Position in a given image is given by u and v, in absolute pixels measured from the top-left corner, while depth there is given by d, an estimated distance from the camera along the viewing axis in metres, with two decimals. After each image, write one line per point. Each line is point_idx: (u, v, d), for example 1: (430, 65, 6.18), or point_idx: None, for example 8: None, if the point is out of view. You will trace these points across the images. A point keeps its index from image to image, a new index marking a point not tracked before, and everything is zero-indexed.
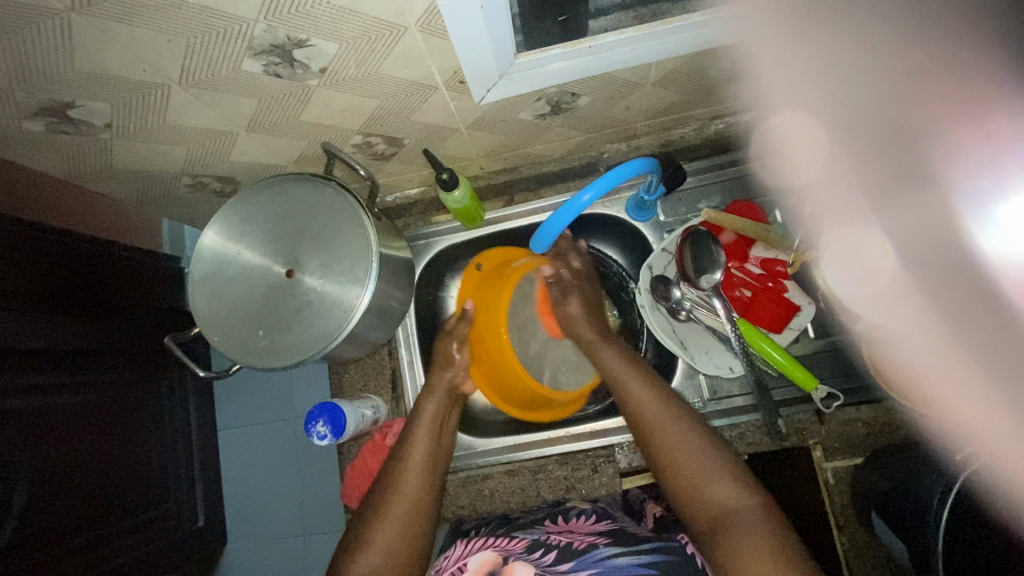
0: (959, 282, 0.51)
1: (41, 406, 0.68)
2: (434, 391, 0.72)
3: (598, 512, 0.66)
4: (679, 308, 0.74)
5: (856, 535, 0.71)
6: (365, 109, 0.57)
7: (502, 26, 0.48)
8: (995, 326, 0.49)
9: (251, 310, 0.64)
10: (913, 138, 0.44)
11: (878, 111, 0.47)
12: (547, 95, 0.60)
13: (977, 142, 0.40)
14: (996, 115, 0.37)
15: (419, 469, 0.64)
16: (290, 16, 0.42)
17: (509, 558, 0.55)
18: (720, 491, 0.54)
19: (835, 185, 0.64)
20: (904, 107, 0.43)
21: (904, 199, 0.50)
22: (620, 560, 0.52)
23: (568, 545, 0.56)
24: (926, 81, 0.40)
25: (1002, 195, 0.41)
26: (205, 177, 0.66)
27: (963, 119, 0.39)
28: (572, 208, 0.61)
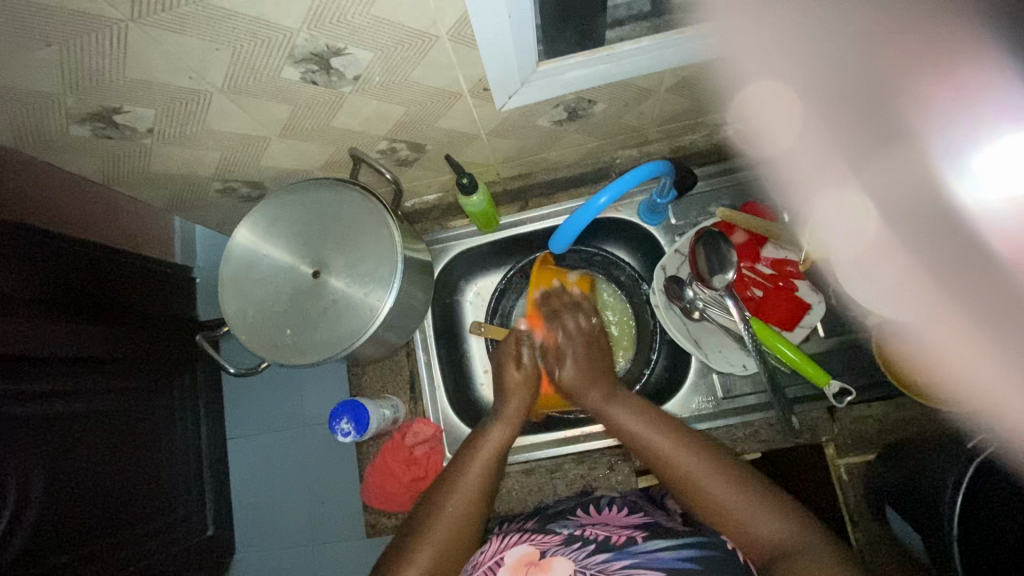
0: (943, 234, 0.52)
1: (61, 414, 0.70)
2: (506, 422, 0.72)
3: (630, 504, 0.67)
4: (692, 308, 0.76)
5: (871, 531, 0.71)
6: (392, 116, 0.59)
7: (527, 35, 0.51)
8: (983, 282, 0.50)
9: (279, 309, 0.66)
10: (886, 87, 0.45)
11: (850, 66, 0.47)
12: (565, 102, 0.63)
13: (949, 93, 0.40)
14: (964, 67, 0.38)
15: (475, 477, 0.64)
16: (331, 25, 0.44)
17: (547, 551, 0.56)
18: (766, 528, 0.53)
19: (820, 151, 0.65)
20: (876, 62, 0.44)
21: (887, 155, 0.52)
22: (661, 553, 0.52)
23: (607, 539, 0.56)
24: (901, 42, 0.41)
25: (975, 145, 0.42)
26: (234, 181, 0.68)
27: (933, 72, 0.40)
28: (589, 210, 0.64)
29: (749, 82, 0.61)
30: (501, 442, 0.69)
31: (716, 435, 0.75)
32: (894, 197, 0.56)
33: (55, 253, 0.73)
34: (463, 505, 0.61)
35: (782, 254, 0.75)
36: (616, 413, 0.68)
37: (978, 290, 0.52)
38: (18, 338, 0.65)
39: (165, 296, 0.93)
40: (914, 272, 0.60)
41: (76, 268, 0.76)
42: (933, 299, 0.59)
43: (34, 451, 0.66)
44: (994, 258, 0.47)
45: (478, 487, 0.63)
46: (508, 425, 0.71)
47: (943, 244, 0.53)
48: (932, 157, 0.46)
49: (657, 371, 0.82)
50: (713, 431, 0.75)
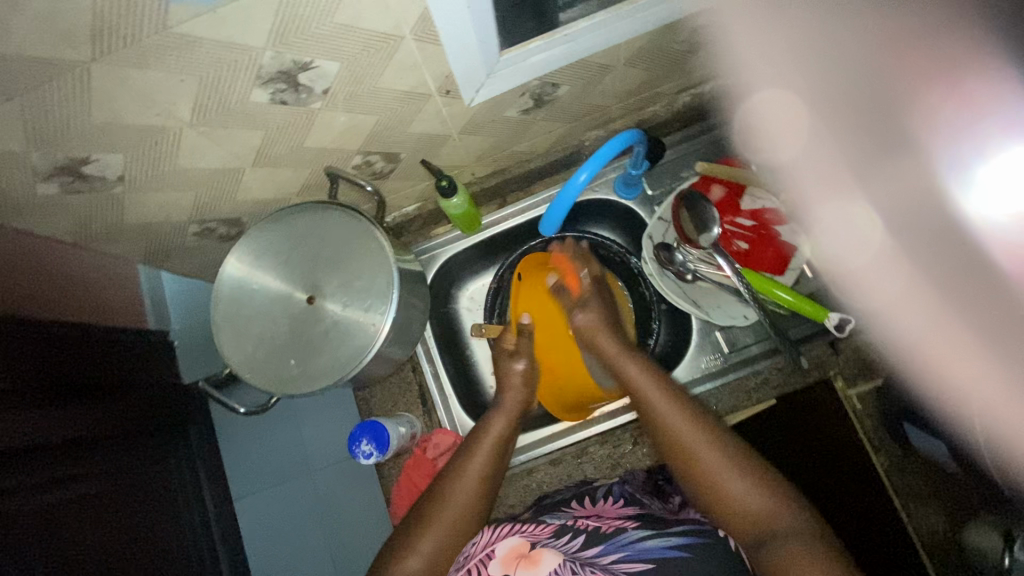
0: (941, 250, 0.50)
1: (51, 502, 0.66)
2: (502, 414, 0.71)
3: (625, 495, 0.66)
4: (685, 271, 0.76)
5: (893, 453, 0.73)
6: (364, 127, 0.59)
7: (487, 25, 0.52)
8: (981, 291, 0.46)
9: (278, 341, 0.64)
10: (897, 100, 0.48)
11: (863, 78, 0.52)
12: (530, 89, 0.64)
13: (958, 107, 0.43)
14: (971, 79, 0.42)
15: (468, 492, 0.62)
16: (295, 40, 0.45)
17: (538, 542, 0.55)
18: (734, 486, 0.54)
19: (832, 158, 0.64)
20: (884, 74, 0.49)
21: (901, 163, 0.50)
22: (648, 543, 0.52)
23: (596, 529, 0.56)
24: (909, 51, 0.47)
25: (982, 159, 0.42)
26: (212, 222, 0.67)
27: (942, 82, 0.44)
28: (570, 189, 0.65)
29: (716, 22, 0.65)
30: (503, 435, 0.69)
31: (730, 389, 0.77)
32: (910, 208, 0.52)
33: (51, 332, 0.73)
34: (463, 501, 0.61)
35: (760, 205, 0.78)
36: (629, 367, 0.67)
37: (989, 302, 0.45)
38: (19, 426, 0.65)
39: (147, 370, 0.88)
40: (919, 289, 0.56)
41: (71, 351, 0.76)
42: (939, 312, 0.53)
43: (38, 543, 0.62)
44: (996, 271, 0.43)
45: (472, 494, 0.62)
46: (508, 417, 0.71)
47: (956, 254, 0.47)
48: (938, 173, 0.46)
49: (663, 339, 0.84)
50: (727, 386, 0.77)
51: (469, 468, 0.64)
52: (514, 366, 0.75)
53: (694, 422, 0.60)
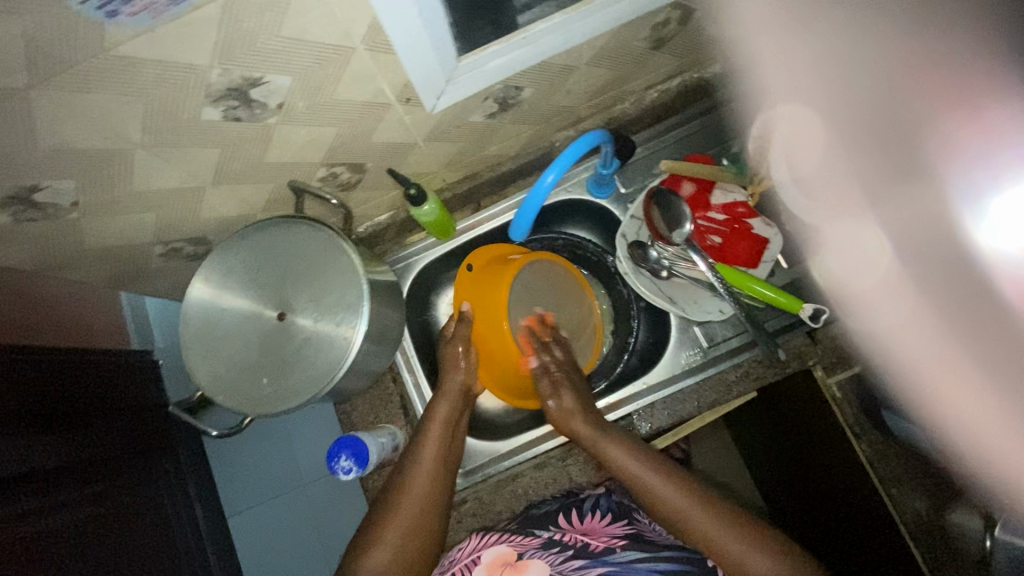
0: (956, 278, 0.53)
1: (35, 533, 0.62)
2: (446, 397, 0.74)
3: (613, 508, 0.73)
4: (660, 267, 0.78)
5: (874, 439, 0.73)
6: (325, 139, 0.58)
7: (441, 31, 0.51)
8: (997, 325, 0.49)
9: (249, 359, 0.63)
10: (916, 130, 0.53)
11: (884, 103, 0.57)
12: (493, 93, 0.64)
13: (975, 136, 0.48)
14: (989, 110, 0.47)
15: (424, 484, 0.67)
16: (243, 56, 0.44)
17: (525, 553, 0.65)
18: (756, 563, 0.57)
19: (846, 180, 0.65)
20: (902, 96, 0.54)
21: (905, 193, 0.56)
22: (638, 565, 0.62)
23: (584, 545, 0.66)
24: (923, 76, 0.52)
25: (997, 189, 0.46)
26: (177, 242, 0.66)
27: (963, 112, 0.49)
28: (539, 192, 0.64)
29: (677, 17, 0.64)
30: (452, 412, 0.73)
31: (711, 383, 0.77)
32: (910, 234, 0.57)
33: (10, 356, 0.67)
34: (421, 487, 0.66)
35: (732, 198, 0.78)
36: (615, 454, 0.68)
37: (994, 331, 0.50)
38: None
39: (117, 389, 0.84)
40: (925, 318, 0.59)
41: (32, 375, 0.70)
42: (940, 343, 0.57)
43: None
44: (998, 299, 0.48)
45: (427, 484, 0.67)
46: (454, 402, 0.74)
47: (959, 285, 0.52)
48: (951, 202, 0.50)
49: (643, 336, 0.86)
50: (707, 381, 0.77)
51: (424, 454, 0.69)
52: (460, 355, 0.76)
53: (689, 495, 0.62)
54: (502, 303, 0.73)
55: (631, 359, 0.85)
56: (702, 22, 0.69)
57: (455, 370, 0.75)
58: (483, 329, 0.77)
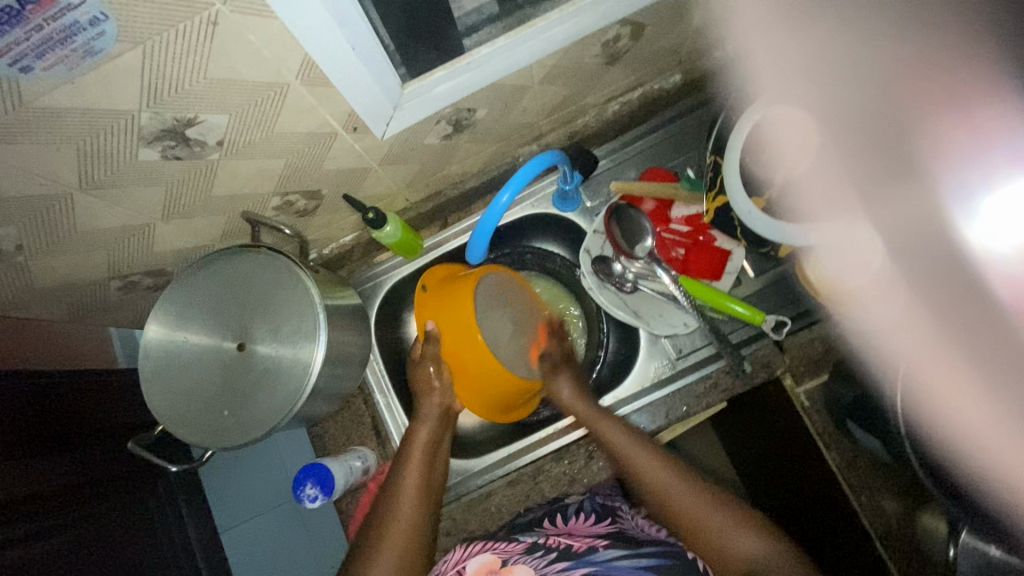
0: (947, 276, 0.54)
1: (41, 553, 0.55)
2: (425, 420, 0.74)
3: (597, 508, 0.69)
4: (624, 281, 0.78)
5: (843, 448, 0.73)
6: (273, 170, 0.58)
7: (378, 61, 0.51)
8: (984, 321, 0.49)
9: (210, 392, 0.63)
10: (907, 130, 0.53)
11: (881, 107, 0.54)
12: (445, 116, 0.63)
13: (967, 138, 0.48)
14: (981, 112, 0.47)
15: (408, 512, 0.65)
16: (171, 99, 0.43)
17: (509, 559, 0.59)
18: (739, 544, 0.56)
19: (833, 184, 0.60)
20: (899, 101, 0.52)
21: (901, 193, 0.55)
22: (620, 564, 0.55)
23: (568, 547, 0.59)
24: (924, 81, 0.50)
25: (989, 189, 0.47)
26: (135, 275, 0.66)
27: (955, 115, 0.48)
28: (494, 211, 0.63)
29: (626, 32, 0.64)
30: (432, 436, 0.73)
31: (681, 396, 0.77)
32: (907, 233, 0.57)
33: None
34: (411, 508, 0.65)
35: (693, 209, 0.79)
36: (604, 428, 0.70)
37: (986, 326, 0.49)
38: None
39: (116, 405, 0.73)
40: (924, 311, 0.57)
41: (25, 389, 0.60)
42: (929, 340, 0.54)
43: None
44: (991, 298, 0.48)
45: (411, 513, 0.65)
46: (436, 422, 0.75)
47: (955, 280, 0.52)
48: (946, 205, 0.51)
49: (614, 349, 0.85)
50: (677, 393, 0.77)
51: (405, 483, 0.67)
52: (432, 376, 0.76)
53: (670, 467, 0.64)
54: (468, 313, 0.69)
55: (602, 371, 0.84)
56: (655, 35, 0.68)
57: (432, 389, 0.75)
58: (454, 346, 0.72)
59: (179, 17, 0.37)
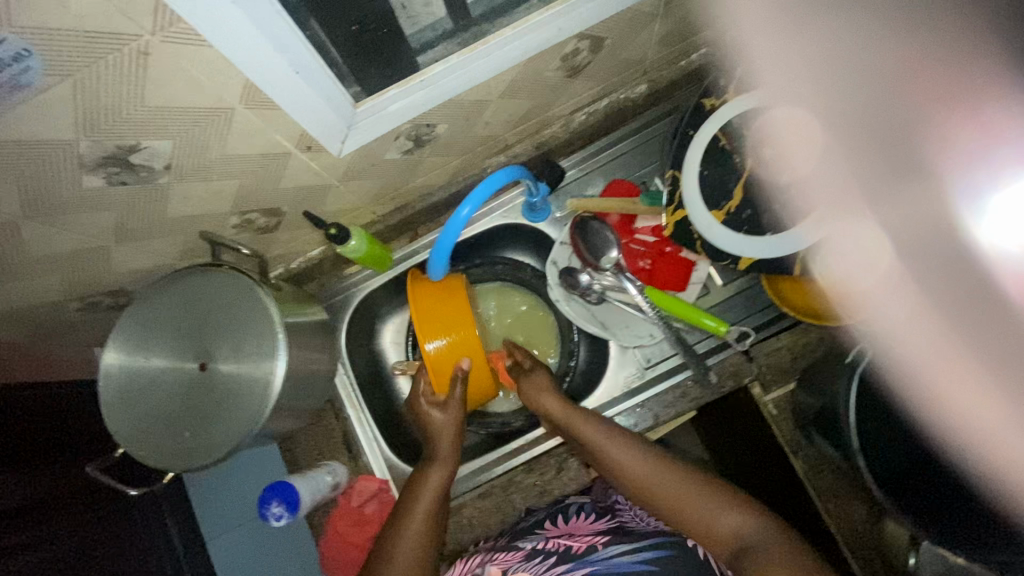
0: (952, 275, 0.55)
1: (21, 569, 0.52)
2: (443, 464, 0.70)
3: (596, 508, 0.71)
4: (590, 292, 0.78)
5: (809, 455, 0.74)
6: (228, 191, 0.57)
7: (324, 80, 0.50)
8: (991, 314, 0.52)
9: (171, 413, 0.63)
10: (913, 129, 0.57)
11: (883, 106, 0.59)
12: (404, 132, 0.62)
13: (976, 137, 0.51)
14: (986, 108, 0.50)
15: (411, 544, 0.63)
16: (109, 128, 0.43)
17: (510, 568, 0.60)
18: (728, 523, 0.57)
19: (836, 180, 0.63)
20: (904, 100, 0.57)
21: (905, 190, 0.58)
22: (621, 559, 0.57)
23: (567, 550, 0.61)
24: (927, 79, 0.54)
25: (995, 186, 0.51)
26: (95, 296, 0.65)
27: (961, 113, 0.52)
28: (456, 224, 0.63)
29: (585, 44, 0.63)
30: (443, 483, 0.69)
31: (649, 407, 0.77)
32: (908, 231, 0.59)
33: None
34: (415, 538, 0.64)
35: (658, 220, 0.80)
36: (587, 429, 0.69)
37: (991, 319, 0.52)
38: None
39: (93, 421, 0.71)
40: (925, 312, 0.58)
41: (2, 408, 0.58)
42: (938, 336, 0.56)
43: None
44: (996, 291, 0.52)
45: (416, 547, 0.63)
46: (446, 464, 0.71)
47: (958, 278, 0.55)
48: (951, 201, 0.54)
49: (584, 358, 0.85)
50: (645, 404, 0.77)
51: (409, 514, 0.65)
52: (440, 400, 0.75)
53: (659, 463, 0.64)
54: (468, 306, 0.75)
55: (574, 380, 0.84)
56: (615, 47, 0.68)
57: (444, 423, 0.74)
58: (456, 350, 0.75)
59: (108, 50, 0.37)
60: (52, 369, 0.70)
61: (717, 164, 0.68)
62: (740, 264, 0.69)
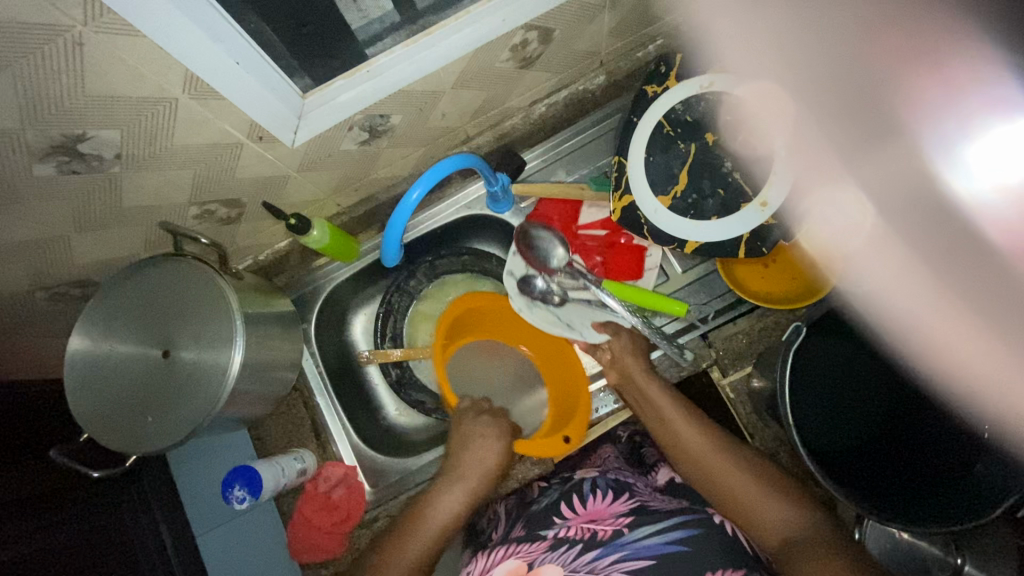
0: (935, 223, 0.62)
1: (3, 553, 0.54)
2: (466, 483, 0.71)
3: (611, 484, 0.68)
4: (551, 295, 0.78)
5: (766, 437, 0.76)
6: (183, 181, 0.59)
7: (264, 69, 0.52)
8: (981, 255, 0.57)
9: (134, 399, 0.64)
10: (886, 93, 0.64)
11: (845, 75, 0.67)
12: (357, 123, 0.63)
13: (939, 86, 0.59)
14: (954, 62, 0.57)
15: (435, 536, 0.67)
16: (53, 117, 0.45)
17: (535, 560, 0.59)
18: (771, 513, 0.62)
19: (813, 148, 0.68)
20: (875, 63, 0.64)
21: (879, 151, 0.67)
22: (648, 540, 0.57)
23: (593, 536, 0.60)
24: (893, 39, 0.62)
25: (966, 137, 0.57)
26: (62, 286, 0.67)
27: (928, 70, 0.60)
28: (405, 208, 0.65)
29: (533, 33, 0.64)
30: (456, 505, 0.69)
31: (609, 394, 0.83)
32: (890, 190, 0.66)
33: None
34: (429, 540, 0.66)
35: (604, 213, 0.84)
36: (661, 399, 0.71)
37: (978, 263, 0.57)
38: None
39: (61, 412, 0.73)
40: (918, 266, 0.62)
41: None
42: (927, 288, 0.61)
43: None
44: (983, 237, 0.57)
45: (428, 544, 0.66)
46: (464, 488, 0.71)
47: (939, 227, 0.61)
48: (932, 154, 0.61)
49: None
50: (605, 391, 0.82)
51: (440, 508, 0.69)
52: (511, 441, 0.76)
53: (719, 447, 0.67)
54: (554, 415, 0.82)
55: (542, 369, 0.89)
56: (566, 38, 0.69)
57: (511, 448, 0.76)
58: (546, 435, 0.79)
59: (42, 41, 0.39)
60: (37, 362, 0.73)
61: (663, 149, 0.73)
62: (685, 247, 0.73)
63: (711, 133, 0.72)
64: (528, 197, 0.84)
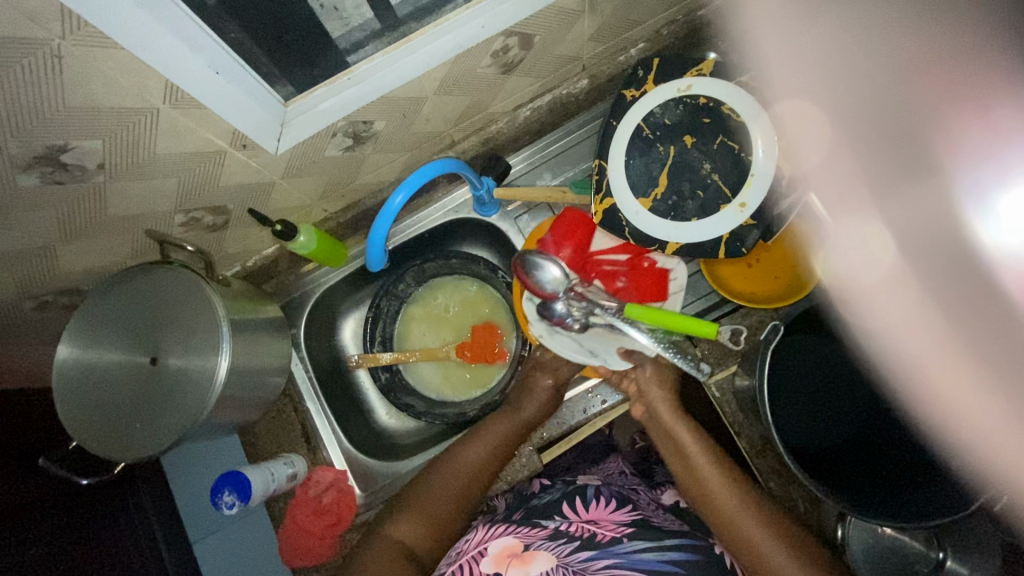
0: (958, 271, 0.62)
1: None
2: (483, 440, 0.74)
3: (614, 494, 0.69)
4: (573, 321, 0.78)
5: (752, 436, 0.76)
6: (167, 190, 0.60)
7: (246, 79, 0.53)
8: (995, 308, 0.59)
9: (122, 406, 0.65)
10: (924, 127, 0.60)
11: (886, 97, 0.64)
12: (341, 129, 0.64)
13: (983, 131, 0.55)
14: (1000, 106, 0.54)
15: (447, 484, 0.71)
16: (36, 128, 0.46)
17: (531, 544, 0.60)
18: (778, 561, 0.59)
19: (845, 169, 0.71)
20: (915, 88, 0.60)
21: (908, 185, 0.64)
22: (644, 555, 0.57)
23: (591, 536, 0.60)
24: (938, 69, 0.57)
25: (1003, 186, 0.55)
26: (49, 295, 0.67)
27: (969, 107, 0.56)
28: (388, 212, 0.67)
29: (513, 39, 0.65)
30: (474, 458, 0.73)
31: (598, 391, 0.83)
32: (913, 232, 0.65)
33: None
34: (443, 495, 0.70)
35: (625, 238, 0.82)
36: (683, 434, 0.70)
37: (997, 318, 0.59)
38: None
39: (51, 420, 0.73)
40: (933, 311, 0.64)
41: None
42: (943, 332, 0.64)
43: None
44: (999, 292, 0.59)
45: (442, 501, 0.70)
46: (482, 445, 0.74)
47: (960, 276, 0.62)
48: (963, 199, 0.59)
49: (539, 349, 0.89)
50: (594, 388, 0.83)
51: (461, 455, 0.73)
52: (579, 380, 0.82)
53: (736, 485, 0.65)
54: None
55: None
56: (548, 43, 0.70)
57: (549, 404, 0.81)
58: None
59: (18, 54, 0.40)
60: (25, 371, 0.73)
61: (643, 152, 0.74)
62: (667, 248, 0.74)
63: (690, 135, 0.73)
64: (514, 200, 0.86)
